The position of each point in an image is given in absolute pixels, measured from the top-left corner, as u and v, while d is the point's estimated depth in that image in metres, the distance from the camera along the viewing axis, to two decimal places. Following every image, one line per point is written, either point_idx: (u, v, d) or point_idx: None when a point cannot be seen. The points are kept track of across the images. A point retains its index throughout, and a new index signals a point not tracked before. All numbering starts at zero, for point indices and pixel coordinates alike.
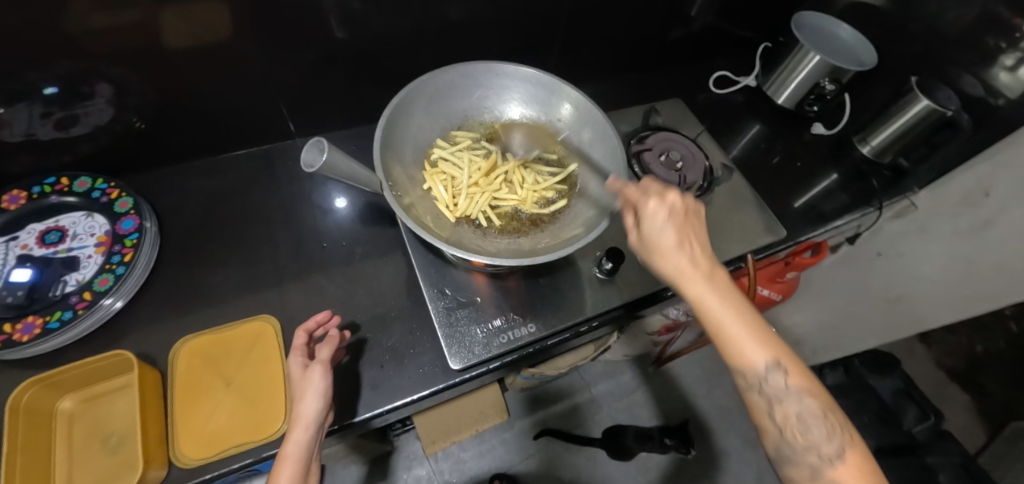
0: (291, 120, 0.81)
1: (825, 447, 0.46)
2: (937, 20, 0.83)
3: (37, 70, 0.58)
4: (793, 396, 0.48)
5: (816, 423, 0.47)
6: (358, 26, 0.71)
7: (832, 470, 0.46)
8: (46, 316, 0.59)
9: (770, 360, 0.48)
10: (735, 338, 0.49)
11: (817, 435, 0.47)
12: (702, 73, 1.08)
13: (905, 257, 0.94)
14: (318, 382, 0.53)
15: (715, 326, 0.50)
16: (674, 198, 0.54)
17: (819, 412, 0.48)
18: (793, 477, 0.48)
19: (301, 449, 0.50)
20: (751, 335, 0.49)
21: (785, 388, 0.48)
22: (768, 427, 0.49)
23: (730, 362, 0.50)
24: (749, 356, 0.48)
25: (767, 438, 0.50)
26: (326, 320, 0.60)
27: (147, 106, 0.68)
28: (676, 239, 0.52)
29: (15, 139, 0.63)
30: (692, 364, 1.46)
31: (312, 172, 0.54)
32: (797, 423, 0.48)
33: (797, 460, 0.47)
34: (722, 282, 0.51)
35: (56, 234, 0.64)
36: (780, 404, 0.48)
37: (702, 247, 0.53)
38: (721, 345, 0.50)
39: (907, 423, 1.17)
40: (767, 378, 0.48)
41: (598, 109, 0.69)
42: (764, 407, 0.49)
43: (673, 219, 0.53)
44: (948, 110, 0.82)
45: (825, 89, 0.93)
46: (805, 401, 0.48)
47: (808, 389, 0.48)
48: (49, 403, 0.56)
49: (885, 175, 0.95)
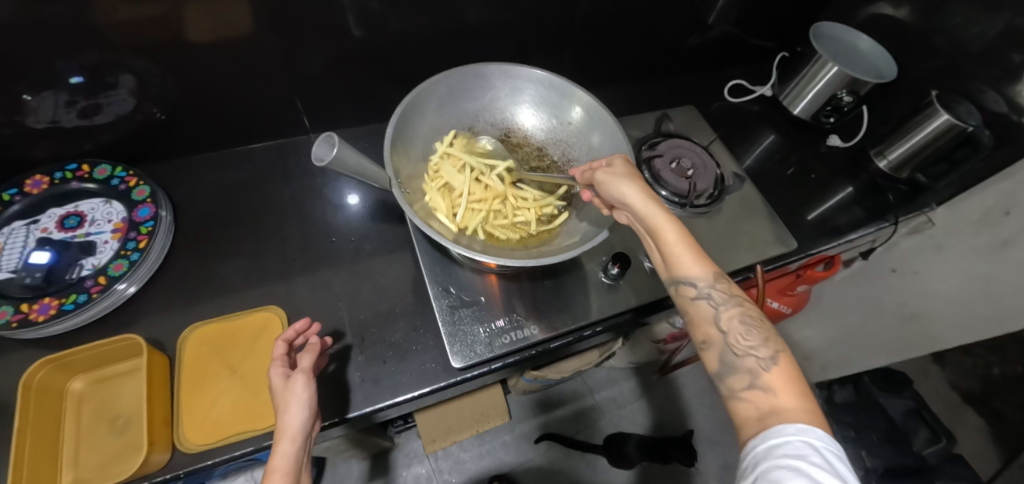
0: (306, 115, 0.82)
1: (762, 351, 0.47)
2: (961, 34, 0.82)
3: (64, 59, 0.60)
4: (734, 303, 0.50)
5: (754, 327, 0.49)
6: (376, 25, 0.72)
7: (767, 370, 0.45)
8: (62, 298, 0.60)
9: (714, 271, 0.51)
10: (683, 250, 0.52)
11: (755, 338, 0.48)
12: (718, 81, 1.08)
13: (921, 274, 0.94)
14: (301, 392, 0.53)
15: (667, 237, 0.53)
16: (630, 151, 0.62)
17: (757, 320, 0.49)
18: (729, 386, 0.47)
19: (289, 462, 0.49)
20: (698, 249, 0.52)
21: (728, 295, 0.50)
22: (712, 336, 0.50)
23: (680, 272, 0.52)
24: (697, 265, 0.51)
25: (708, 352, 0.50)
26: (305, 329, 0.60)
27: (167, 98, 0.69)
28: (630, 170, 0.58)
29: (40, 125, 0.65)
30: (698, 375, 1.44)
31: (322, 165, 0.55)
32: (739, 328, 0.49)
33: (737, 367, 0.47)
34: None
35: (75, 219, 0.66)
36: (724, 312, 0.50)
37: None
38: (671, 258, 0.53)
39: (917, 444, 1.10)
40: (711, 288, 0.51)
41: (609, 113, 0.68)
42: (708, 314, 0.50)
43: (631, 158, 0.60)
44: (969, 125, 0.79)
45: (842, 100, 0.92)
46: (745, 307, 0.50)
47: (747, 299, 0.51)
48: (61, 382, 0.57)
49: (901, 190, 0.92)
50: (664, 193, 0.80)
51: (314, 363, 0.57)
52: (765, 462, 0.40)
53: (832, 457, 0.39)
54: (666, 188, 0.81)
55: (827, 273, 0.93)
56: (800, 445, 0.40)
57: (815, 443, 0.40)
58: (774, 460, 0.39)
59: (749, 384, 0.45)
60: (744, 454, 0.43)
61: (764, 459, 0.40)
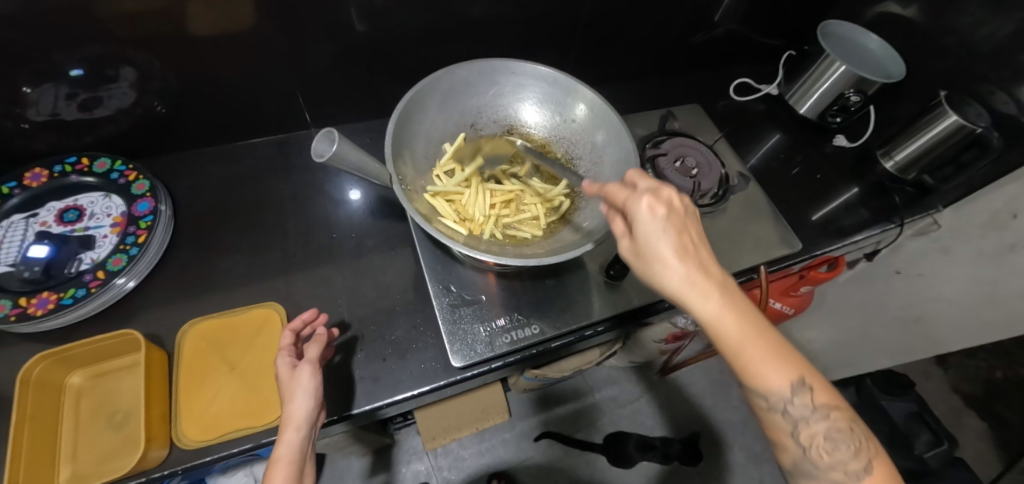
0: (306, 110, 0.81)
1: (850, 463, 0.46)
2: (972, 34, 0.80)
3: (64, 52, 0.59)
4: (819, 416, 0.46)
5: (842, 438, 0.47)
6: (378, 20, 0.71)
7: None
8: (61, 292, 0.60)
9: (795, 382, 0.46)
10: (750, 361, 0.46)
11: (843, 452, 0.46)
12: (724, 80, 1.07)
13: (926, 276, 0.93)
14: (307, 381, 0.52)
15: (733, 349, 0.46)
16: (670, 196, 0.48)
17: (843, 426, 0.47)
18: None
19: (293, 452, 0.49)
20: (771, 357, 0.45)
21: (811, 410, 0.46)
22: (790, 443, 0.48)
23: (751, 385, 0.47)
24: (774, 383, 0.46)
25: (784, 451, 0.49)
26: (312, 319, 0.60)
27: (168, 92, 0.69)
28: (674, 250, 0.46)
29: (41, 118, 0.65)
30: (699, 376, 1.43)
31: (321, 161, 0.54)
32: (822, 440, 0.47)
33: (817, 476, 0.47)
34: (735, 291, 0.46)
35: (74, 213, 0.66)
36: (806, 425, 0.47)
37: (706, 249, 0.47)
38: (737, 367, 0.47)
39: (918, 448, 1.09)
40: (793, 404, 0.46)
41: (613, 111, 0.67)
42: (787, 427, 0.47)
43: (674, 222, 0.47)
44: (978, 127, 0.78)
45: (849, 99, 0.91)
46: (832, 420, 0.47)
47: (834, 407, 0.47)
48: (60, 377, 0.57)
49: (907, 191, 0.91)
50: None
51: (321, 353, 0.57)
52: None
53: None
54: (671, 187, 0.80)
55: (831, 274, 0.91)
56: None
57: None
58: None
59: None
60: None
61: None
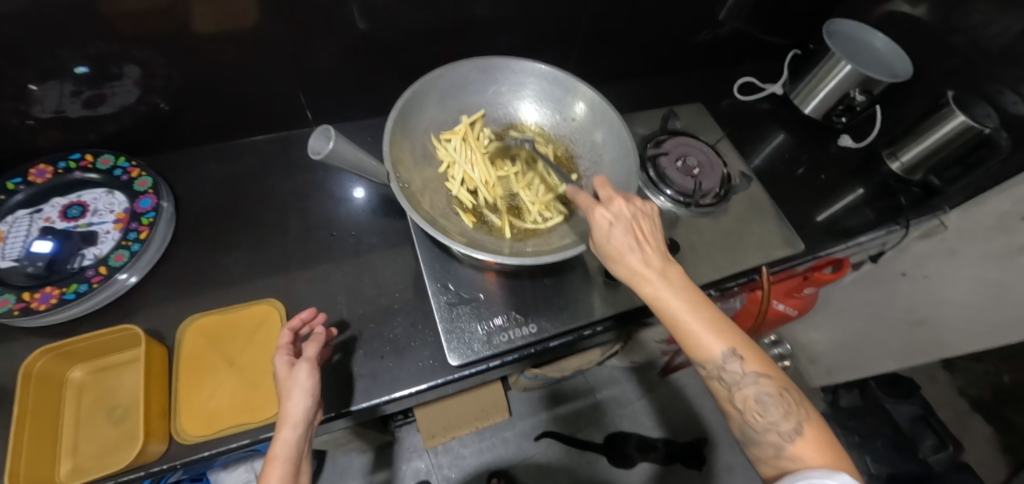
0: (308, 108, 0.82)
1: (782, 425, 0.45)
2: (980, 33, 0.79)
3: (70, 50, 0.60)
4: (751, 382, 0.46)
5: (775, 403, 0.46)
6: (381, 18, 0.71)
7: (792, 444, 0.44)
8: (63, 288, 0.60)
9: (726, 350, 0.46)
10: (688, 332, 0.47)
11: (775, 414, 0.45)
12: (728, 79, 1.06)
13: (931, 278, 0.92)
14: (304, 380, 0.52)
15: (672, 321, 0.48)
16: (622, 204, 0.51)
17: (776, 392, 0.46)
18: (757, 454, 0.46)
19: (290, 449, 0.50)
20: (705, 327, 0.47)
21: (743, 375, 0.46)
22: (732, 413, 0.48)
23: (689, 355, 0.48)
24: (705, 348, 0.47)
25: (731, 422, 0.49)
26: (311, 318, 0.60)
27: (172, 89, 0.69)
28: (626, 237, 0.49)
29: (46, 115, 0.66)
30: (702, 376, 1.42)
31: (318, 159, 0.54)
32: (756, 405, 0.46)
33: (760, 442, 0.46)
34: (675, 275, 0.49)
35: (77, 209, 0.66)
36: (739, 391, 0.46)
37: (653, 242, 0.50)
38: (680, 341, 0.48)
39: (923, 451, 1.10)
40: (726, 370, 0.46)
41: (613, 109, 0.67)
42: (725, 395, 0.47)
43: (619, 221, 0.50)
44: (986, 127, 0.77)
45: (855, 99, 0.90)
46: (764, 384, 0.46)
47: (766, 373, 0.46)
48: (60, 372, 0.57)
49: (914, 192, 0.89)
50: (669, 192, 0.79)
51: (320, 352, 0.57)
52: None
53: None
54: (671, 186, 0.79)
55: (835, 276, 0.91)
56: None
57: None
58: None
59: (774, 454, 0.45)
60: None
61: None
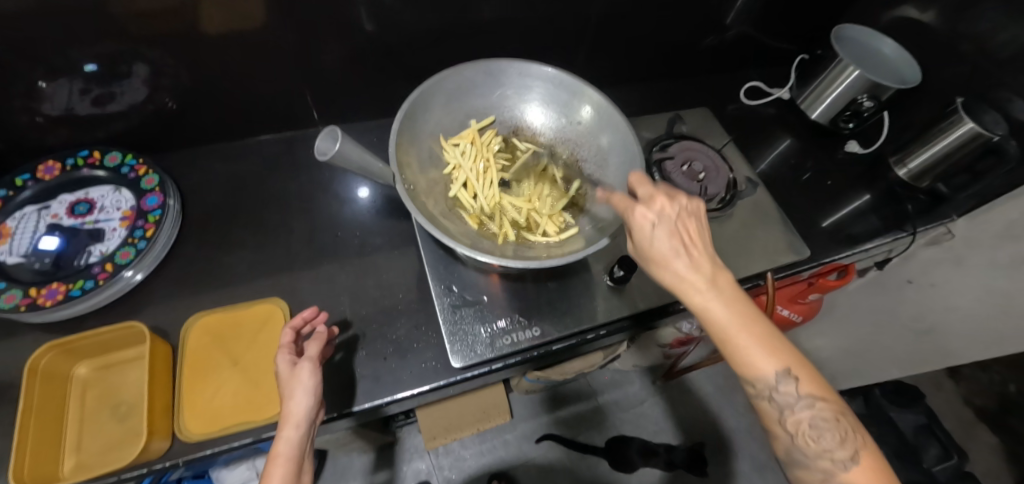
0: (315, 108, 0.82)
1: (836, 452, 0.45)
2: (990, 40, 0.79)
3: (80, 49, 0.61)
4: (805, 406, 0.46)
5: (828, 429, 0.45)
6: (389, 20, 0.71)
7: (844, 473, 0.44)
8: (69, 284, 0.61)
9: (781, 371, 0.46)
10: (739, 348, 0.46)
11: (829, 440, 0.45)
12: (734, 83, 1.06)
13: (937, 286, 0.91)
14: (307, 380, 0.53)
15: (723, 335, 0.47)
16: (664, 202, 0.51)
17: (830, 417, 0.46)
18: (804, 477, 0.46)
19: (292, 448, 0.50)
20: (758, 345, 0.46)
21: (796, 397, 0.45)
22: (779, 432, 0.48)
23: (739, 372, 0.47)
24: (759, 368, 0.46)
25: (778, 442, 0.49)
26: (313, 317, 0.60)
27: (180, 88, 0.70)
28: (674, 244, 0.49)
29: (55, 112, 0.66)
30: (704, 381, 1.42)
31: (323, 160, 0.54)
32: (808, 429, 0.46)
33: (808, 466, 0.46)
34: (727, 286, 0.48)
35: (84, 206, 0.67)
36: (791, 413, 0.46)
37: (702, 249, 0.49)
38: (729, 356, 0.48)
39: (927, 461, 1.06)
40: (779, 392, 0.46)
41: (620, 114, 0.67)
42: (775, 415, 0.47)
43: (667, 227, 0.50)
44: (995, 135, 0.76)
45: (862, 105, 0.89)
46: (819, 409, 0.46)
47: (821, 397, 0.46)
48: (66, 368, 0.58)
49: (920, 200, 0.90)
50: None
51: (321, 351, 0.57)
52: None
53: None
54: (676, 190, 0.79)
55: (840, 282, 0.91)
56: None
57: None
58: None
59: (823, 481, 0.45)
60: None
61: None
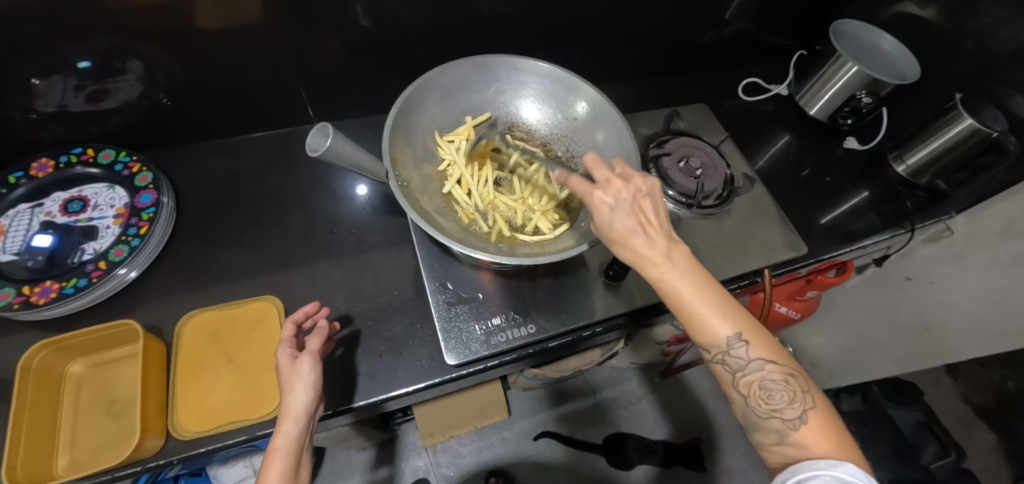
0: (311, 105, 0.81)
1: (787, 412, 0.46)
2: (991, 36, 0.78)
3: (74, 45, 0.60)
4: (756, 368, 0.46)
5: (779, 389, 0.46)
6: (385, 15, 0.71)
7: (795, 432, 0.45)
8: (63, 282, 0.61)
9: (733, 335, 0.46)
10: (695, 316, 0.47)
11: (780, 399, 0.46)
12: (733, 80, 1.05)
13: (937, 283, 0.90)
14: (307, 374, 0.52)
15: (679, 305, 0.47)
16: (620, 185, 0.49)
17: (780, 378, 0.47)
18: (759, 438, 0.47)
19: (291, 442, 0.50)
20: (713, 312, 0.46)
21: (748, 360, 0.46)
22: (734, 396, 0.49)
23: (695, 339, 0.48)
24: (713, 333, 0.46)
25: (734, 406, 0.50)
26: (314, 311, 0.60)
27: (175, 85, 0.69)
28: (631, 222, 0.47)
29: (49, 109, 0.66)
30: (703, 378, 1.42)
31: (316, 156, 0.53)
32: (760, 390, 0.47)
33: (763, 428, 0.47)
34: (683, 258, 0.47)
35: (78, 204, 0.66)
36: (743, 375, 0.47)
37: (658, 223, 0.48)
38: (685, 324, 0.48)
39: (925, 458, 1.07)
40: (731, 355, 0.46)
41: (615, 110, 0.66)
42: (728, 379, 0.48)
43: (621, 203, 0.48)
44: (994, 131, 0.75)
45: (861, 101, 0.88)
46: (769, 370, 0.47)
47: (771, 359, 0.47)
48: (60, 365, 0.58)
49: (919, 197, 0.89)
50: (671, 193, 0.78)
51: (322, 346, 0.56)
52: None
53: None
54: (673, 187, 0.79)
55: (838, 279, 0.91)
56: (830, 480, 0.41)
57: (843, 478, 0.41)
58: None
59: (777, 442, 0.46)
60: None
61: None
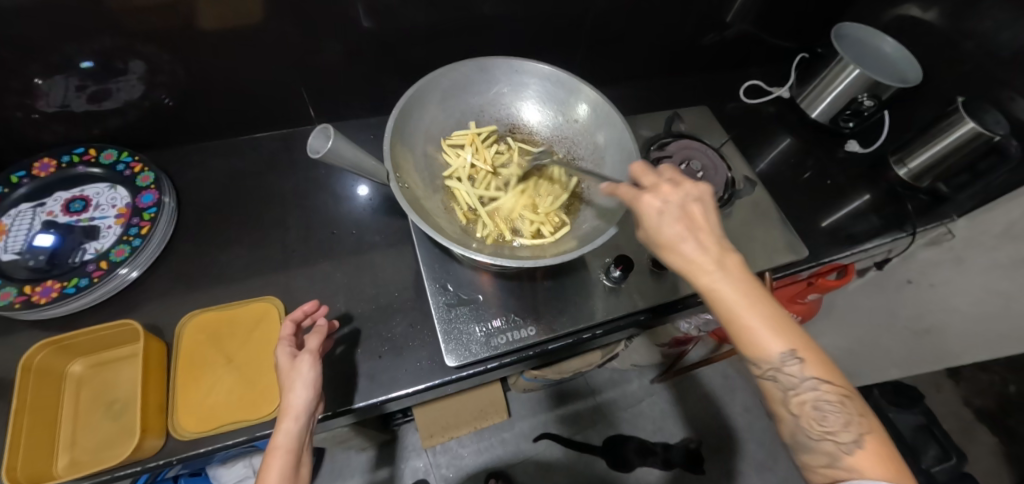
0: (311, 105, 0.81)
1: (841, 435, 0.45)
2: (992, 38, 0.78)
3: (76, 45, 0.60)
4: (810, 387, 0.46)
5: (834, 411, 0.45)
6: (386, 16, 0.71)
7: (849, 456, 0.44)
8: (64, 282, 0.61)
9: (787, 351, 0.45)
10: (745, 329, 0.46)
11: (833, 422, 0.45)
12: (734, 82, 1.05)
13: (937, 287, 0.91)
14: (307, 372, 0.52)
15: (733, 316, 0.46)
16: (669, 190, 0.50)
17: (837, 400, 0.45)
18: (809, 460, 0.47)
19: (292, 440, 0.50)
20: (766, 326, 0.46)
21: (801, 378, 0.45)
22: (784, 413, 0.48)
23: (745, 352, 0.47)
24: (765, 347, 0.46)
25: (784, 424, 0.49)
26: (313, 310, 0.60)
27: (177, 85, 0.69)
28: (681, 227, 0.48)
29: (51, 109, 0.66)
30: (703, 380, 1.42)
31: (317, 158, 0.53)
32: (812, 411, 0.46)
33: (813, 449, 0.46)
34: (735, 267, 0.47)
35: (80, 203, 0.67)
36: (796, 394, 0.46)
37: (709, 230, 0.49)
38: (735, 337, 0.48)
39: (925, 461, 1.06)
40: (783, 372, 0.46)
41: (616, 111, 0.66)
42: (779, 396, 0.47)
43: (671, 210, 0.49)
44: (996, 134, 0.75)
45: (862, 104, 0.88)
46: (823, 390, 0.46)
47: (826, 379, 0.46)
48: (60, 365, 0.58)
49: (921, 199, 0.89)
50: None
51: (322, 344, 0.57)
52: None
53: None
54: None
55: (840, 282, 0.90)
56: None
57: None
58: None
59: (828, 465, 0.45)
60: None
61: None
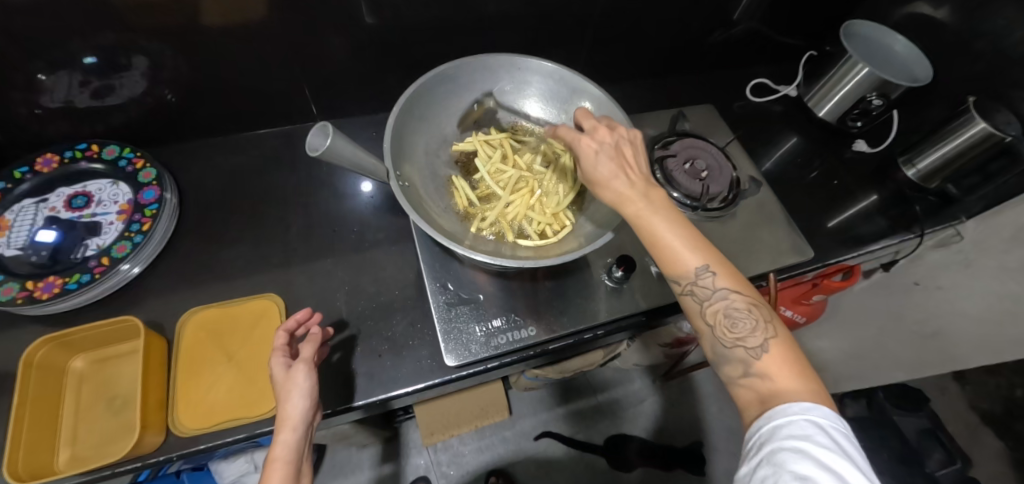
0: (313, 103, 0.81)
1: (751, 340, 0.46)
2: (1005, 38, 0.77)
3: (79, 41, 0.60)
4: (721, 296, 0.47)
5: (742, 317, 0.47)
6: (389, 13, 0.70)
7: (758, 360, 0.45)
8: (66, 277, 0.61)
9: (701, 266, 0.48)
10: (667, 250, 0.48)
11: (744, 329, 0.46)
12: (741, 80, 1.04)
13: (945, 289, 0.90)
14: (303, 381, 0.52)
15: (659, 239, 0.48)
16: (605, 134, 0.54)
17: (746, 308, 0.47)
18: (725, 373, 0.47)
19: (291, 451, 0.49)
20: (682, 243, 0.48)
21: (713, 288, 0.47)
22: (702, 328, 0.49)
23: (666, 272, 0.49)
24: (681, 264, 0.48)
25: (703, 342, 0.50)
26: (305, 319, 0.59)
27: (180, 82, 0.69)
28: (614, 164, 0.52)
29: (54, 104, 0.66)
30: (706, 380, 1.41)
31: (316, 155, 0.52)
32: (725, 320, 0.47)
33: (729, 359, 0.46)
34: (658, 196, 0.50)
35: (82, 199, 0.67)
36: (709, 304, 0.48)
37: (637, 167, 0.52)
38: (657, 260, 0.49)
39: (929, 465, 0.98)
40: (698, 285, 0.48)
41: (619, 108, 0.65)
42: (696, 310, 0.48)
43: (605, 150, 0.53)
44: (1008, 135, 0.74)
45: (871, 103, 0.87)
46: (733, 299, 0.47)
47: (736, 289, 0.47)
48: (62, 360, 0.58)
49: (929, 201, 0.87)
50: (676, 195, 0.77)
51: (315, 353, 0.56)
52: (770, 443, 0.40)
53: (837, 434, 0.40)
54: (678, 190, 0.77)
55: (845, 284, 0.89)
56: (806, 425, 0.40)
57: (820, 422, 0.40)
58: (779, 442, 0.40)
59: (744, 374, 0.45)
60: (750, 436, 0.43)
61: (771, 440, 0.40)
